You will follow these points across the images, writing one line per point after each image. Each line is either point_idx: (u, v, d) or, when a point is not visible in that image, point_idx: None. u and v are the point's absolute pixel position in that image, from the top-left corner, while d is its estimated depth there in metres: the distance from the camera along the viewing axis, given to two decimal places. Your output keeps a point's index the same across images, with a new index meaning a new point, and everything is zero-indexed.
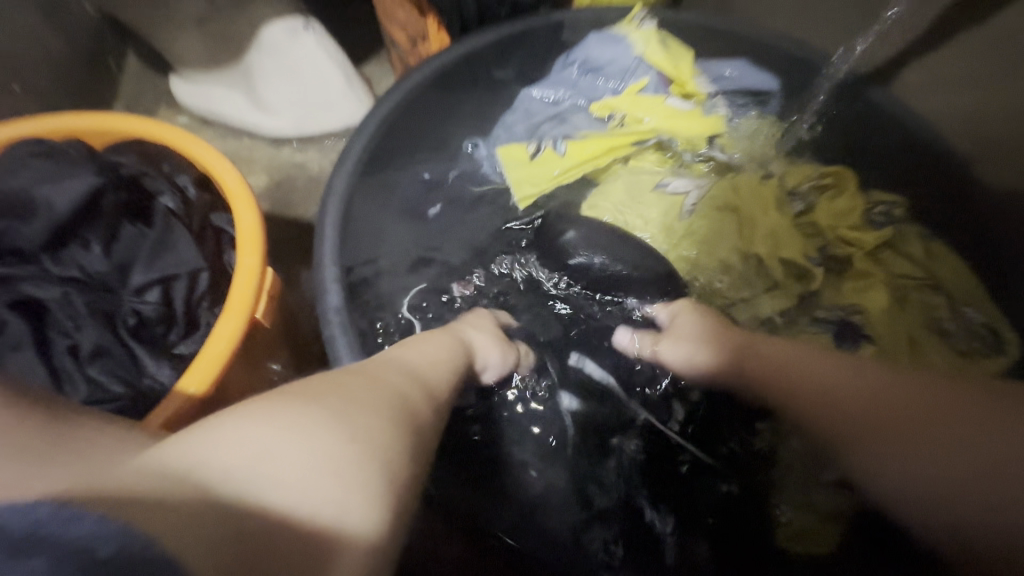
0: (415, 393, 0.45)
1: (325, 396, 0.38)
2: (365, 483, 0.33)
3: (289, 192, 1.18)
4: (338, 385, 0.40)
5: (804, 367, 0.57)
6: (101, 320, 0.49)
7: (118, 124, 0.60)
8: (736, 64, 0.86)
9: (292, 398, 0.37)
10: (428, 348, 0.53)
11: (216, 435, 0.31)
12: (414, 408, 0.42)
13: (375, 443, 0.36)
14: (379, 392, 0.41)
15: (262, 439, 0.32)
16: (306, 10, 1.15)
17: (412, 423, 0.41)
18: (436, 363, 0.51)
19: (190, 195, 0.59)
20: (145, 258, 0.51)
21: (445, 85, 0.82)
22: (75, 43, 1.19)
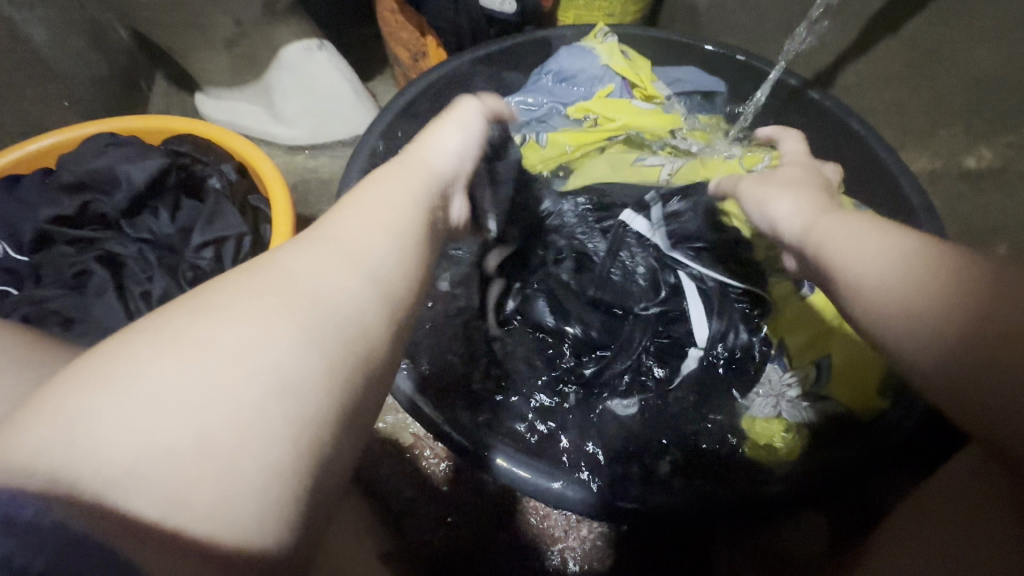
0: (331, 275, 0.39)
1: (206, 336, 0.33)
2: (251, 434, 0.31)
3: (304, 194, 1.31)
4: (209, 301, 0.35)
5: (832, 244, 0.46)
6: (168, 273, 0.60)
7: (172, 124, 0.73)
8: (685, 70, 1.02)
9: (160, 344, 0.32)
10: (371, 209, 0.45)
11: (79, 412, 0.29)
12: (336, 310, 0.37)
13: (264, 369, 0.33)
14: (297, 303, 0.36)
15: (120, 412, 0.29)
16: (320, 34, 1.29)
17: (330, 319, 0.36)
18: (390, 249, 0.43)
19: (232, 178, 0.71)
20: (201, 224, 0.63)
21: (438, 98, 1.00)
22: (113, 64, 1.34)
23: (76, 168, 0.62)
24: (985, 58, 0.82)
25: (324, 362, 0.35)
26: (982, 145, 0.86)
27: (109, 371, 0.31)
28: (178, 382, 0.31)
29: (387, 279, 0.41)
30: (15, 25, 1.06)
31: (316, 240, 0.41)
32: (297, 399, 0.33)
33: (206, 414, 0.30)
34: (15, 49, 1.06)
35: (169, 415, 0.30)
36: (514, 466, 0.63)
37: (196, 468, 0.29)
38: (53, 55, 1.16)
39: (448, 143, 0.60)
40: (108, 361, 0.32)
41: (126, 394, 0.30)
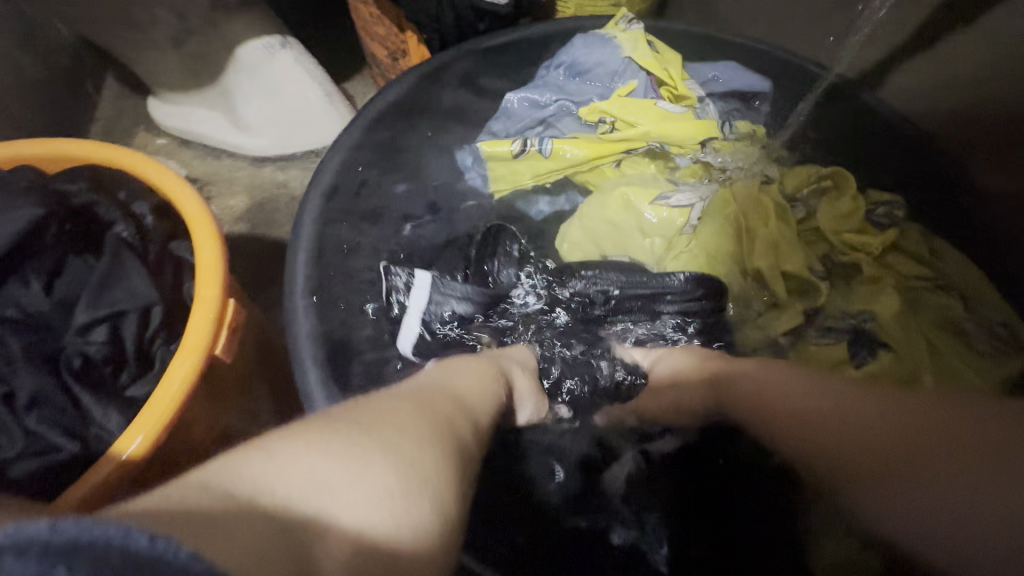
0: (456, 411, 0.39)
1: (376, 420, 0.32)
2: (417, 519, 0.28)
3: (270, 214, 1.15)
4: (355, 404, 0.34)
5: (777, 398, 0.52)
6: (44, 364, 0.45)
7: (71, 151, 0.57)
8: (714, 68, 0.86)
9: (334, 419, 0.32)
10: (471, 372, 0.48)
11: (261, 475, 0.26)
12: (458, 432, 0.37)
13: (420, 460, 0.31)
14: (426, 419, 0.35)
15: (301, 480, 0.26)
16: (283, 29, 1.12)
17: (457, 447, 0.36)
18: (480, 389, 0.46)
19: (147, 224, 0.55)
20: (91, 295, 0.47)
21: (429, 92, 0.86)
22: (49, 65, 1.16)
23: None
24: None
25: (458, 473, 0.33)
26: None
27: (296, 438, 0.29)
28: (350, 457, 0.29)
29: (481, 414, 0.43)
30: None
31: (426, 381, 0.43)
32: (443, 501, 0.30)
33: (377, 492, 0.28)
34: None
35: (349, 481, 0.27)
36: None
37: (371, 523, 0.27)
38: None
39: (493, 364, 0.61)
40: (284, 434, 0.29)
41: (330, 456, 0.28)
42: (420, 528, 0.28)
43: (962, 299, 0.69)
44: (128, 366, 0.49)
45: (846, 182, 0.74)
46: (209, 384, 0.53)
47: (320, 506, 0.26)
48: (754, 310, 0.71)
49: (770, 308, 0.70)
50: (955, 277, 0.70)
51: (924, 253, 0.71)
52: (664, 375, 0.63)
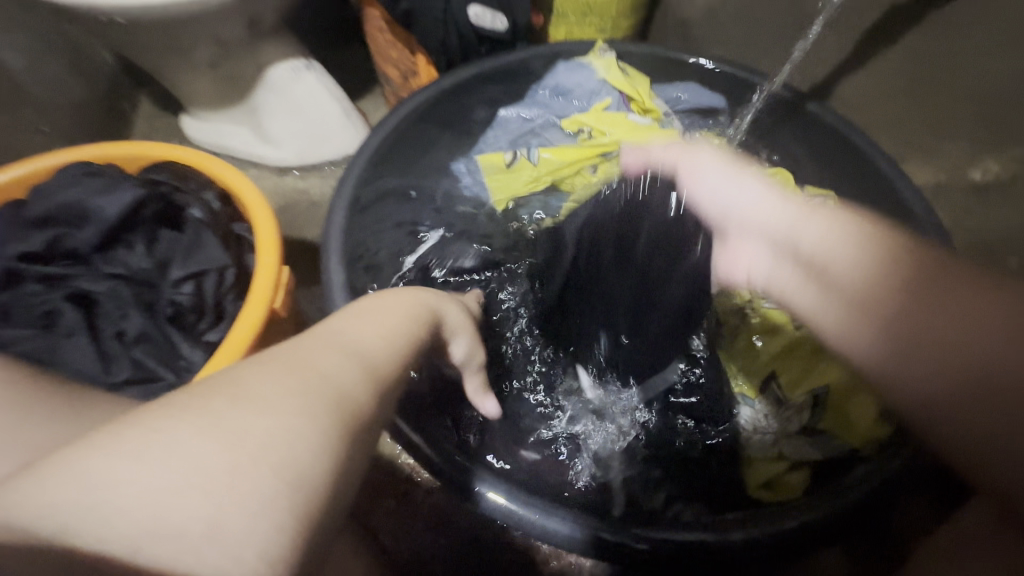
0: (331, 367, 0.38)
1: (215, 412, 0.31)
2: (258, 514, 0.29)
3: (293, 217, 1.26)
4: (222, 384, 0.34)
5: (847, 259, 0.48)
6: (144, 310, 0.58)
7: (151, 152, 0.70)
8: (683, 86, 1.01)
9: (173, 418, 0.31)
10: (371, 317, 0.46)
11: (90, 489, 0.27)
12: (326, 389, 0.36)
13: (269, 446, 0.31)
14: (282, 393, 0.34)
15: (130, 493, 0.27)
16: (307, 54, 1.27)
17: (326, 406, 0.35)
18: (375, 341, 0.44)
19: (215, 208, 0.66)
20: (182, 257, 0.61)
21: (438, 108, 0.97)
22: (95, 87, 1.30)
23: (45, 202, 0.59)
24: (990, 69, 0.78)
25: (314, 438, 0.33)
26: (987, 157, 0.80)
27: (133, 440, 0.29)
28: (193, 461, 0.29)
29: (371, 364, 0.41)
30: None
31: (311, 338, 0.41)
32: (298, 483, 0.31)
33: (222, 493, 0.29)
34: None
35: (177, 485, 0.28)
36: (507, 500, 0.61)
37: (201, 535, 0.28)
38: (29, 80, 1.12)
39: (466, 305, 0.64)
40: (125, 436, 0.30)
41: (154, 476, 0.28)
42: (255, 530, 0.29)
43: None
44: (207, 316, 0.60)
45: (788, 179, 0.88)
46: (268, 335, 0.64)
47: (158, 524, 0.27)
48: None
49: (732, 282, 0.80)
50: None
51: None
52: (709, 196, 0.64)
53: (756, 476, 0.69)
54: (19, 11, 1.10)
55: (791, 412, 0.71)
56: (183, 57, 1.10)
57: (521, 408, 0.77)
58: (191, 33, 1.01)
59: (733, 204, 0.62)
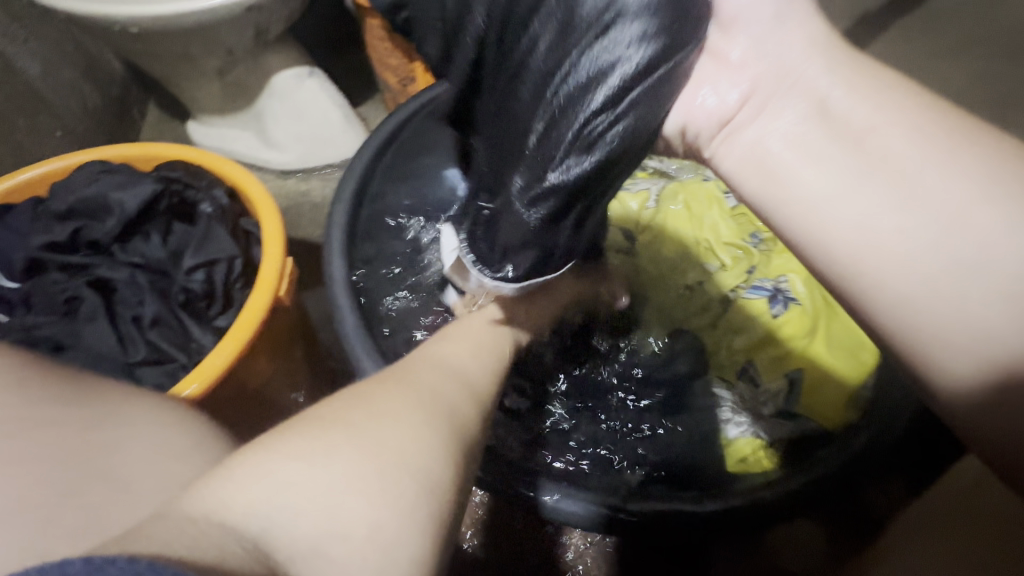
0: (446, 391, 0.44)
1: (360, 418, 0.34)
2: (410, 508, 0.31)
3: (295, 218, 1.30)
4: (354, 403, 0.36)
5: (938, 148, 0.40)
6: (158, 295, 0.62)
7: (163, 152, 0.74)
8: None
9: (324, 424, 0.33)
10: (465, 353, 0.53)
11: (256, 488, 0.28)
12: (448, 409, 0.41)
13: (413, 462, 0.33)
14: (411, 405, 0.38)
15: (299, 493, 0.29)
16: (310, 61, 1.33)
17: (449, 421, 0.40)
18: (472, 373, 0.50)
19: (223, 202, 0.70)
20: (194, 247, 0.65)
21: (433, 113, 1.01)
22: (106, 94, 1.35)
23: (68, 197, 0.65)
24: None
25: (445, 447, 0.36)
26: None
27: (294, 444, 0.31)
28: (347, 469, 0.31)
29: (472, 393, 0.47)
30: (9, 58, 1.08)
31: (425, 366, 0.47)
32: (443, 493, 0.34)
33: (376, 500, 0.30)
34: (7, 81, 1.07)
35: (340, 490, 0.30)
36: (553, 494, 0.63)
37: (359, 529, 0.29)
38: (45, 87, 1.16)
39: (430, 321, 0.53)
40: (283, 442, 0.31)
41: (320, 473, 0.30)
42: (408, 527, 0.31)
43: None
44: (217, 302, 0.65)
45: None
46: (273, 321, 0.68)
47: (325, 514, 0.29)
48: (703, 270, 0.86)
49: (713, 272, 0.85)
50: None
51: None
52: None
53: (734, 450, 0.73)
54: (36, 22, 1.15)
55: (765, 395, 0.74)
56: (191, 65, 1.15)
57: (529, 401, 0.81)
58: (201, 42, 1.06)
59: (769, 51, 0.46)
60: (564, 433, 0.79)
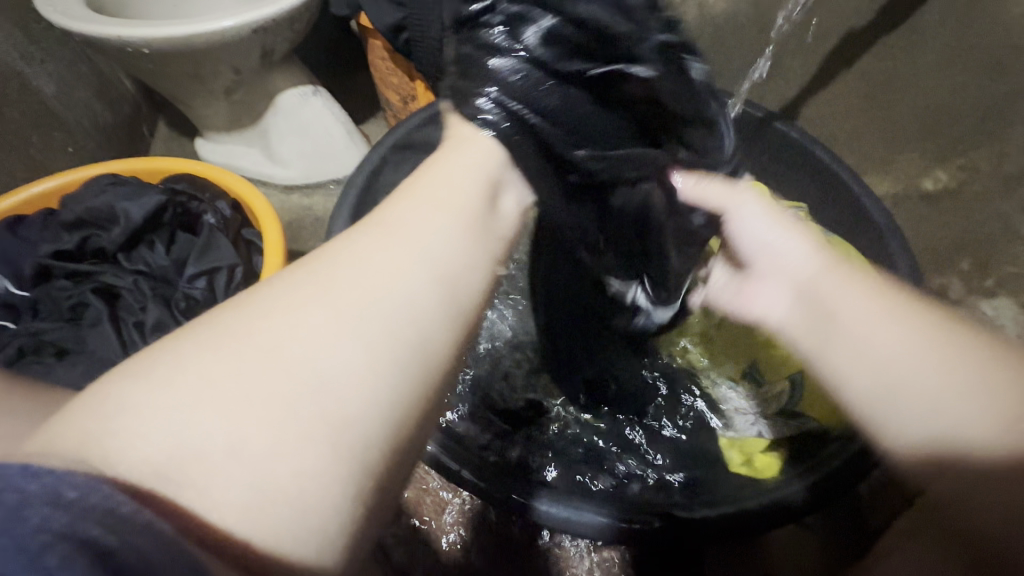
0: (399, 273, 0.35)
1: (252, 332, 0.31)
2: (299, 435, 0.28)
3: (298, 231, 1.33)
4: (264, 298, 0.33)
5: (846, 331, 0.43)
6: (161, 302, 0.64)
7: (169, 165, 0.77)
8: None
9: (209, 338, 0.30)
10: (452, 195, 0.43)
11: (119, 411, 0.27)
12: (389, 299, 0.34)
13: (311, 375, 0.30)
14: (326, 309, 0.32)
15: (161, 411, 0.27)
16: (314, 81, 1.37)
17: (381, 321, 0.33)
18: (460, 235, 0.40)
19: (226, 214, 0.73)
20: (197, 256, 0.67)
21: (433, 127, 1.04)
22: (117, 112, 1.39)
23: (76, 208, 0.67)
24: None
25: (365, 356, 0.31)
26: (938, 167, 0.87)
27: (164, 368, 0.29)
28: (223, 387, 0.29)
29: (448, 265, 0.38)
30: (26, 77, 1.12)
31: (381, 234, 0.37)
32: (355, 414, 0.30)
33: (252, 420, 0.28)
34: (24, 99, 1.11)
35: (209, 407, 0.28)
36: (552, 504, 0.62)
37: (233, 460, 0.27)
38: (58, 105, 1.20)
39: (463, 168, 0.46)
40: (169, 356, 0.30)
41: (187, 397, 0.28)
42: (304, 451, 0.28)
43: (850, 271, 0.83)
44: (217, 310, 0.66)
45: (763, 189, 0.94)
46: None
47: (192, 446, 0.27)
48: None
49: None
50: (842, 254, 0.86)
51: None
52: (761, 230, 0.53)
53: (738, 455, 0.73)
54: (52, 43, 1.20)
55: (769, 395, 0.77)
56: (201, 84, 1.19)
57: (522, 413, 0.81)
58: (210, 62, 1.10)
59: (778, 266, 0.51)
60: (557, 441, 0.78)
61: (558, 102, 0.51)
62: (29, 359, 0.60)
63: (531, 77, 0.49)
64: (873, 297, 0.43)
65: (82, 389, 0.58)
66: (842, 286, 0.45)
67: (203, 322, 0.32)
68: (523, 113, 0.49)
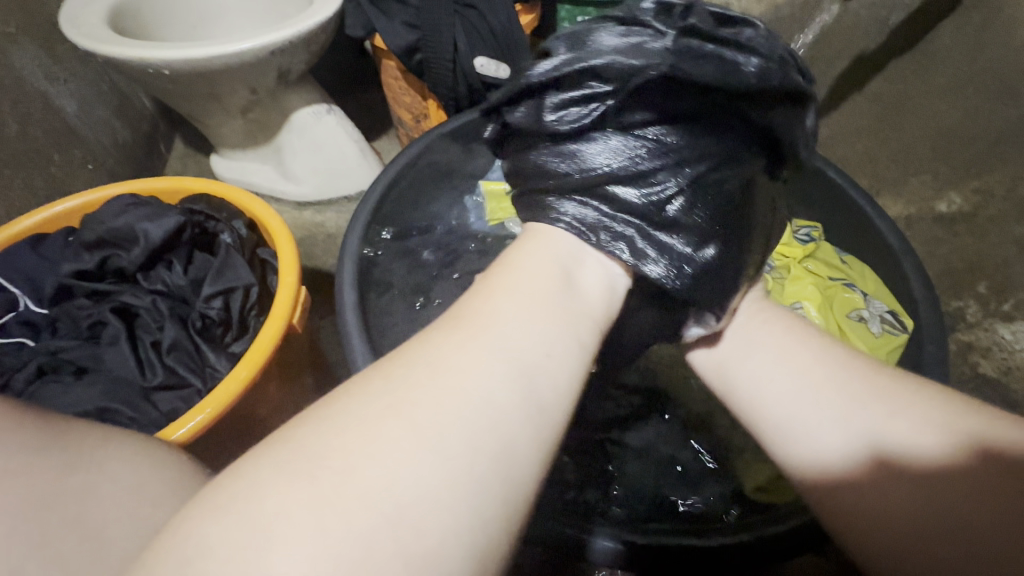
0: (478, 380, 0.34)
1: (332, 452, 0.29)
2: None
3: (310, 248, 1.34)
4: (348, 404, 0.32)
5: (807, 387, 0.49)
6: (178, 321, 0.65)
7: (188, 185, 0.78)
8: None
9: (286, 459, 0.29)
10: (526, 280, 0.41)
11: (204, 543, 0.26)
12: (470, 407, 0.32)
13: (399, 492, 0.28)
14: (406, 422, 0.30)
15: (247, 541, 0.26)
16: (328, 100, 1.39)
17: (462, 435, 0.31)
18: (536, 326, 0.39)
19: (241, 234, 0.73)
20: (213, 276, 0.68)
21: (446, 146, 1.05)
22: (136, 130, 1.42)
23: (98, 227, 0.69)
24: None
25: (448, 475, 0.29)
26: (952, 190, 0.87)
27: (241, 496, 0.27)
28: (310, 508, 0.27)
29: (528, 361, 0.36)
30: (49, 96, 1.14)
31: (462, 332, 0.36)
32: (438, 544, 0.27)
33: (340, 544, 0.26)
34: (47, 118, 1.14)
35: (298, 530, 0.26)
36: (612, 539, 0.61)
37: None
38: (80, 123, 1.23)
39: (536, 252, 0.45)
40: (247, 479, 0.28)
41: (266, 531, 0.26)
42: None
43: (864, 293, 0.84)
44: (231, 329, 0.67)
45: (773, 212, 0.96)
46: (285, 347, 0.70)
47: None
48: None
49: None
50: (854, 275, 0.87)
51: (834, 260, 0.89)
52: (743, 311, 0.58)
53: (753, 479, 0.71)
54: (75, 64, 1.23)
55: None
56: (218, 103, 1.22)
57: None
58: (227, 82, 1.13)
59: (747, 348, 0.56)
60: (565, 466, 0.76)
61: (607, 159, 0.52)
62: (47, 378, 0.61)
63: (593, 168, 0.51)
64: (780, 343, 0.54)
65: (97, 408, 0.58)
66: (763, 338, 0.55)
67: (285, 435, 0.31)
68: (611, 205, 0.50)
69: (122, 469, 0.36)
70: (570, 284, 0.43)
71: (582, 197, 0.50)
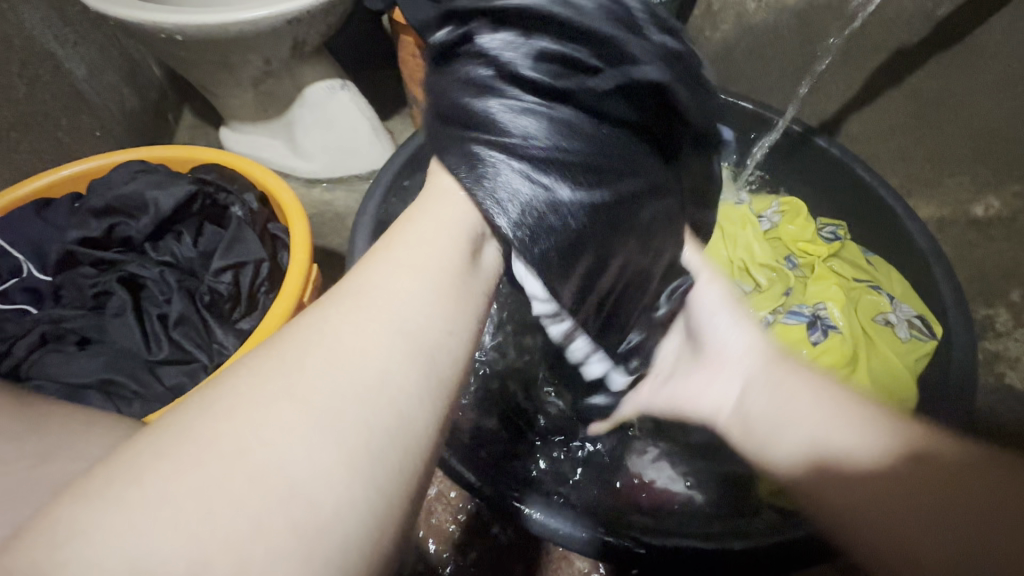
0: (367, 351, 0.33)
1: (208, 429, 0.27)
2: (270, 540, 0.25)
3: (317, 226, 1.31)
4: (231, 385, 0.30)
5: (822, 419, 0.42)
6: (186, 294, 0.63)
7: (198, 155, 0.75)
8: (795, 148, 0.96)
9: (160, 439, 0.27)
10: (422, 254, 0.41)
11: (69, 534, 0.23)
12: (360, 377, 0.32)
13: (288, 466, 0.27)
14: (285, 395, 0.30)
15: (123, 519, 0.24)
16: (343, 76, 1.36)
17: (352, 403, 0.30)
18: (435, 302, 0.38)
19: (253, 208, 0.71)
20: (224, 249, 0.65)
21: None
22: (144, 97, 1.38)
23: (105, 194, 0.66)
24: (990, 111, 0.83)
25: (335, 441, 0.29)
26: (989, 193, 0.85)
27: (116, 477, 0.25)
28: (194, 500, 0.25)
29: (423, 333, 0.36)
30: (57, 59, 1.11)
31: (355, 302, 0.36)
32: (333, 501, 0.27)
33: (228, 515, 0.25)
34: (55, 80, 1.11)
35: (179, 512, 0.24)
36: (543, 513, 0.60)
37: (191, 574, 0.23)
38: (88, 88, 1.20)
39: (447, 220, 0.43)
40: (123, 456, 0.26)
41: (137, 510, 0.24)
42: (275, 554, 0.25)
43: (890, 296, 0.79)
44: (241, 304, 0.65)
45: (799, 208, 0.92)
46: (295, 326, 0.67)
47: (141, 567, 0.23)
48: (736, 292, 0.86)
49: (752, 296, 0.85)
50: (881, 278, 0.82)
51: (861, 260, 0.85)
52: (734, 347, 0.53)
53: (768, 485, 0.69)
54: (84, 26, 1.19)
55: None
56: (229, 73, 1.18)
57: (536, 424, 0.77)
58: (240, 51, 1.09)
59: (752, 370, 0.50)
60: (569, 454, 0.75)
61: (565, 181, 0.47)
62: (49, 347, 0.59)
63: (528, 147, 0.45)
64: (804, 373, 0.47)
65: (101, 379, 0.56)
66: (787, 371, 0.48)
67: (166, 425, 0.28)
68: (543, 207, 0.46)
69: (129, 446, 0.34)
70: (474, 266, 0.43)
71: (519, 177, 0.45)
